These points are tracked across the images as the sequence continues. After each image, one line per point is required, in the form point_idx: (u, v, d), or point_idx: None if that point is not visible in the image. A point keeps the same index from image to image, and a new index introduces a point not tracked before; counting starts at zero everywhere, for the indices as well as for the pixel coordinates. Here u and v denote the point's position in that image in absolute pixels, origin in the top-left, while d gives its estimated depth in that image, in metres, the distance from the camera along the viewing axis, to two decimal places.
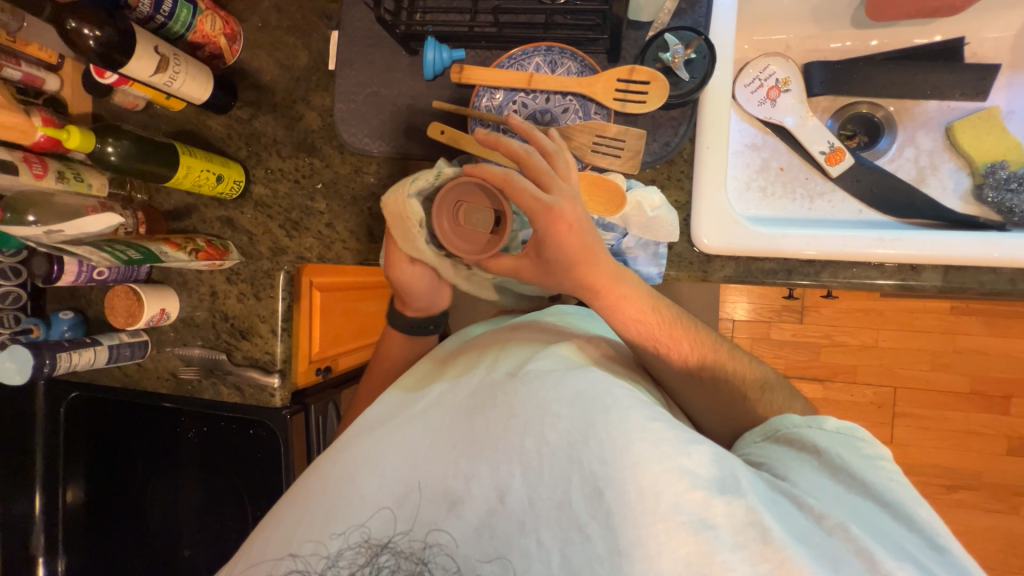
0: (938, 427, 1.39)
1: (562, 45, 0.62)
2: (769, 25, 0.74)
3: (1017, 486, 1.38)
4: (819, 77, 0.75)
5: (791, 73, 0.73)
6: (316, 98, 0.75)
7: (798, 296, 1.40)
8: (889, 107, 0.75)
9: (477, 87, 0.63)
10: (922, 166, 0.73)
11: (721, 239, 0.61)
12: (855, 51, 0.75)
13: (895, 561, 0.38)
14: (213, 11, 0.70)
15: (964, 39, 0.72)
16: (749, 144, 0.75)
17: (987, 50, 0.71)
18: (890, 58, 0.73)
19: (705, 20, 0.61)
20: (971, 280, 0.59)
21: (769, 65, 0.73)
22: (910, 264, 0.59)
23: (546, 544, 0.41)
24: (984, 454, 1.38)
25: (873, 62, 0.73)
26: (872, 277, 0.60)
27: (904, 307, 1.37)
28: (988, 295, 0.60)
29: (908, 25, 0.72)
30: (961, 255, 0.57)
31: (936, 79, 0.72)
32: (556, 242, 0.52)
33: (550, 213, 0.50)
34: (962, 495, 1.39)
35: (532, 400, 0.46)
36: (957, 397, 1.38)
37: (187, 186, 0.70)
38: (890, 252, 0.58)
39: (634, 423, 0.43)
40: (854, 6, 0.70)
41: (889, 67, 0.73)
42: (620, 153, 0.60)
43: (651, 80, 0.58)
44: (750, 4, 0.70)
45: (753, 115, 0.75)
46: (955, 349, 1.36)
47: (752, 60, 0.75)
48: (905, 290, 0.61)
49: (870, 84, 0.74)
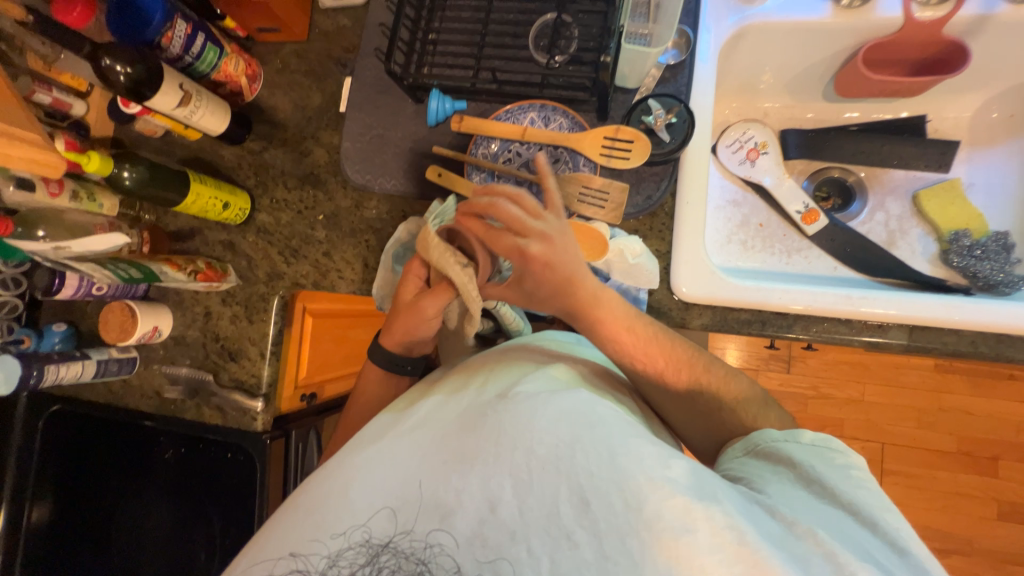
0: (926, 486, 1.37)
1: (554, 103, 0.67)
2: (750, 94, 0.80)
3: (1009, 553, 1.34)
4: (795, 143, 0.80)
5: (768, 137, 0.78)
6: (325, 136, 0.80)
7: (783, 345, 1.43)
8: (860, 173, 0.80)
9: (474, 137, 0.68)
10: (892, 229, 0.77)
11: (699, 288, 0.64)
12: (831, 122, 0.81)
13: (860, 561, 0.38)
14: (239, 54, 0.76)
15: (926, 117, 0.78)
16: (730, 200, 0.80)
17: (948, 127, 0.77)
18: (860, 130, 0.79)
19: (686, 89, 0.66)
20: (935, 340, 0.61)
21: (749, 129, 0.78)
22: (878, 322, 0.62)
23: (538, 555, 0.39)
24: (973, 517, 1.36)
25: (845, 132, 0.79)
26: (842, 333, 0.63)
27: (889, 362, 1.39)
28: (955, 356, 0.62)
29: (877, 102, 0.78)
30: (925, 317, 0.59)
31: (902, 149, 0.77)
32: (535, 275, 0.55)
33: (523, 255, 0.53)
34: (954, 561, 1.36)
35: (525, 414, 0.46)
36: (945, 457, 1.37)
37: (194, 211, 0.73)
38: (858, 311, 0.61)
39: (616, 435, 0.44)
40: (824, 81, 0.76)
41: (859, 138, 0.78)
42: (604, 205, 0.63)
43: (634, 139, 0.62)
44: (733, 76, 0.77)
45: (735, 174, 0.80)
46: (940, 408, 1.37)
47: (733, 124, 0.80)
48: (874, 347, 0.63)
49: (842, 152, 0.79)
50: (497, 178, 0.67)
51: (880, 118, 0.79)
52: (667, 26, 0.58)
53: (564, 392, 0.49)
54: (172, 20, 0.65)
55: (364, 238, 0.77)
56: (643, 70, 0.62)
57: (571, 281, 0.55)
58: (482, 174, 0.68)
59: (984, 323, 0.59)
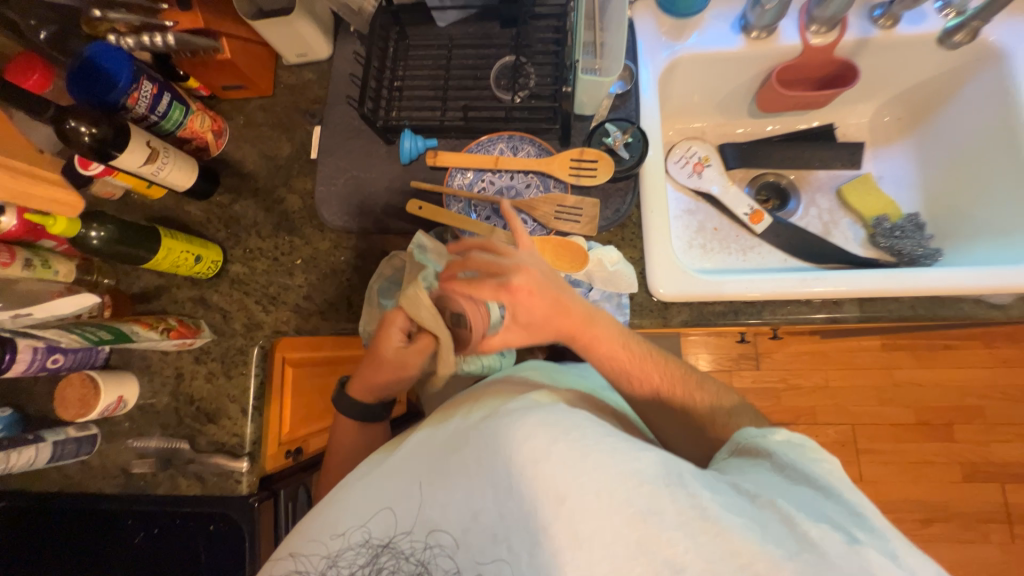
0: (897, 459, 1.46)
1: (520, 133, 0.73)
2: (687, 116, 0.90)
3: (981, 512, 1.44)
4: (732, 154, 0.91)
5: (709, 152, 0.87)
6: (297, 183, 0.81)
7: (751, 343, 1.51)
8: (790, 176, 0.91)
9: (449, 170, 0.72)
10: (825, 221, 0.87)
11: (675, 287, 0.69)
12: (758, 134, 0.92)
13: (816, 525, 0.41)
14: (205, 111, 0.77)
15: (834, 124, 0.91)
16: (685, 209, 0.88)
17: (853, 131, 0.90)
18: (784, 139, 0.91)
19: (635, 113, 0.74)
20: (881, 308, 0.69)
21: (691, 146, 0.88)
22: (832, 299, 0.69)
23: (519, 554, 0.42)
24: (943, 482, 1.45)
25: (771, 142, 0.90)
26: (804, 312, 0.69)
27: (843, 347, 1.50)
28: (902, 321, 0.69)
29: (792, 115, 0.90)
30: (869, 288, 0.67)
31: (820, 152, 0.89)
32: (521, 307, 0.57)
33: (502, 289, 0.56)
34: (936, 528, 1.43)
35: (504, 426, 0.47)
36: (908, 429, 1.47)
37: (164, 267, 0.71)
38: (814, 290, 0.68)
39: (589, 437, 0.45)
40: (747, 101, 0.87)
41: (785, 146, 0.90)
42: (579, 219, 0.68)
43: (598, 159, 0.69)
44: (672, 102, 0.86)
45: (686, 186, 0.88)
46: (895, 383, 1.48)
47: (677, 143, 0.89)
48: (834, 321, 0.70)
49: (774, 158, 0.90)
50: (475, 207, 0.71)
51: (797, 128, 0.91)
52: (613, 60, 0.65)
53: (542, 407, 0.49)
54: (137, 82, 0.66)
55: (346, 278, 0.77)
56: (598, 99, 0.69)
57: (558, 306, 0.58)
58: (461, 203, 0.72)
59: (916, 288, 0.67)
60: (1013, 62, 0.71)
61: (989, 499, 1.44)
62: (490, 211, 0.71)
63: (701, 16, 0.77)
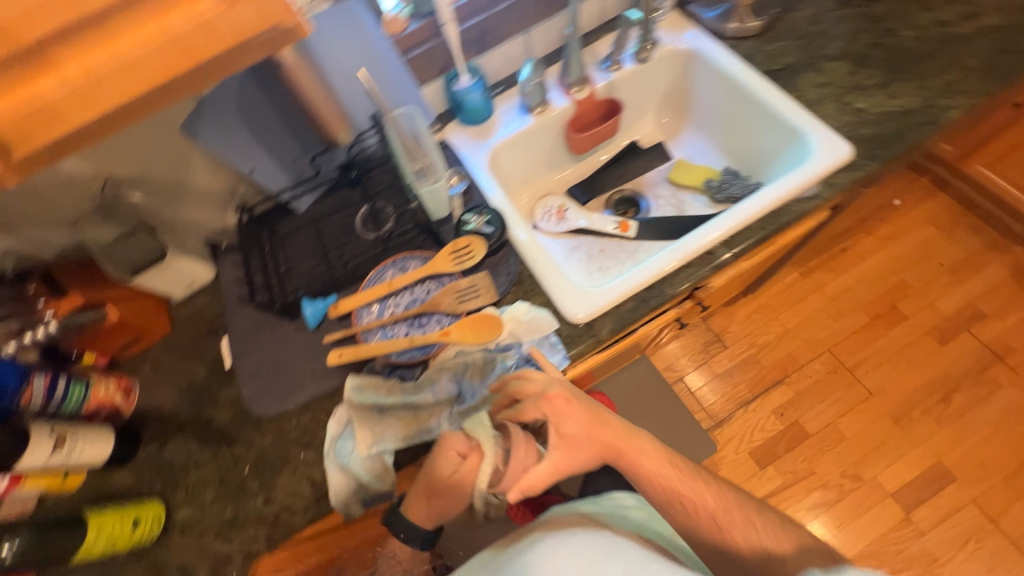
0: (882, 358, 1.54)
1: (402, 253, 0.82)
2: (530, 183, 1.07)
3: (978, 364, 1.50)
4: (579, 192, 1.08)
5: (562, 199, 1.05)
6: (221, 396, 0.81)
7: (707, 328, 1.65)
8: (631, 186, 1.09)
9: (354, 311, 0.77)
10: (675, 204, 1.04)
11: (584, 307, 0.76)
12: (589, 169, 1.10)
13: None
14: (107, 377, 0.77)
15: (635, 138, 1.12)
16: (570, 248, 1.01)
17: (651, 135, 1.12)
18: (609, 165, 1.10)
19: (483, 198, 0.88)
20: (746, 239, 0.78)
21: (546, 201, 1.05)
22: (707, 252, 0.78)
23: None
24: (929, 356, 1.53)
25: (601, 171, 1.09)
26: (694, 272, 0.78)
27: (774, 292, 1.67)
28: (765, 241, 0.79)
29: (604, 147, 1.11)
30: (722, 231, 0.78)
31: (638, 162, 1.10)
32: (562, 416, 0.61)
33: (547, 398, 0.61)
34: (958, 400, 1.47)
35: (546, 552, 0.49)
36: (869, 328, 1.59)
37: (99, 552, 0.65)
38: (687, 252, 0.78)
39: (629, 563, 0.47)
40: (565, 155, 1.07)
41: (612, 170, 1.10)
42: (478, 294, 0.75)
43: (471, 242, 0.79)
44: (511, 178, 1.03)
45: (560, 231, 1.02)
46: (831, 297, 1.64)
47: (535, 204, 1.06)
48: (720, 268, 0.79)
49: (610, 181, 1.09)
50: (390, 329, 0.76)
51: (613, 153, 1.11)
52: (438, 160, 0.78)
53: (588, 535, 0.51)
54: (29, 379, 0.66)
55: (300, 460, 0.75)
56: (444, 198, 0.80)
57: (602, 439, 0.62)
58: (376, 333, 0.76)
59: (754, 213, 0.78)
60: (704, 48, 0.97)
61: (974, 349, 1.52)
62: (405, 325, 0.76)
63: (494, 115, 0.96)
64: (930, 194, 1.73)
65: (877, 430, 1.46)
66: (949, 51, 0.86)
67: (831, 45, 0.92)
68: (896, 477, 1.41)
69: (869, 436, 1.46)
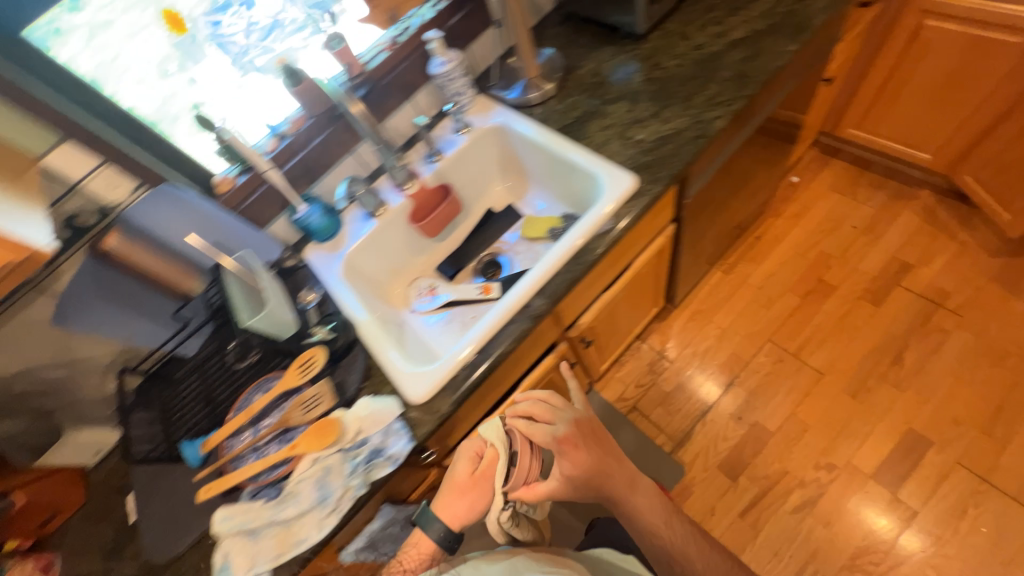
0: (824, 334, 1.52)
1: (260, 376, 0.89)
2: (400, 274, 1.15)
3: (919, 316, 1.46)
4: (448, 268, 1.16)
5: (431, 279, 1.14)
6: (124, 554, 0.85)
7: (647, 348, 1.66)
8: (494, 250, 1.18)
9: (223, 442, 0.85)
10: (533, 256, 1.11)
11: (421, 386, 0.82)
12: (454, 246, 1.19)
13: None
14: (22, 560, 0.83)
15: (490, 207, 1.22)
16: (445, 323, 1.07)
17: (502, 200, 1.22)
18: (471, 236, 1.19)
19: (333, 306, 0.96)
20: (557, 285, 0.85)
21: (418, 284, 1.14)
22: (525, 306, 0.85)
23: None
24: (869, 321, 1.50)
25: (464, 244, 1.19)
26: (517, 327, 0.84)
27: (704, 294, 1.69)
28: (577, 282, 0.85)
29: (462, 224, 1.21)
30: (531, 284, 0.85)
31: (495, 228, 1.19)
32: (572, 454, 0.77)
33: (561, 435, 0.76)
34: (911, 358, 1.42)
35: None
36: (803, 308, 1.58)
37: None
38: (505, 311, 0.84)
39: None
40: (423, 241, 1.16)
41: (474, 240, 1.19)
42: (320, 399, 0.84)
43: (313, 353, 0.87)
44: (378, 276, 1.11)
45: (433, 308, 1.10)
46: (758, 286, 1.65)
47: (408, 290, 1.14)
48: (542, 317, 0.84)
49: (473, 248, 1.18)
50: (258, 449, 0.83)
51: (473, 225, 1.21)
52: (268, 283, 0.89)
53: None
54: None
55: None
56: (283, 310, 0.90)
57: (611, 478, 0.79)
58: (246, 457, 0.83)
59: (556, 261, 0.85)
60: (519, 127, 1.07)
61: (911, 302, 1.49)
62: (270, 442, 0.83)
63: (343, 229, 1.07)
64: (823, 163, 1.78)
65: (838, 411, 1.41)
66: (706, 69, 0.96)
67: (609, 90, 1.03)
68: (871, 457, 1.34)
69: (831, 419, 1.40)
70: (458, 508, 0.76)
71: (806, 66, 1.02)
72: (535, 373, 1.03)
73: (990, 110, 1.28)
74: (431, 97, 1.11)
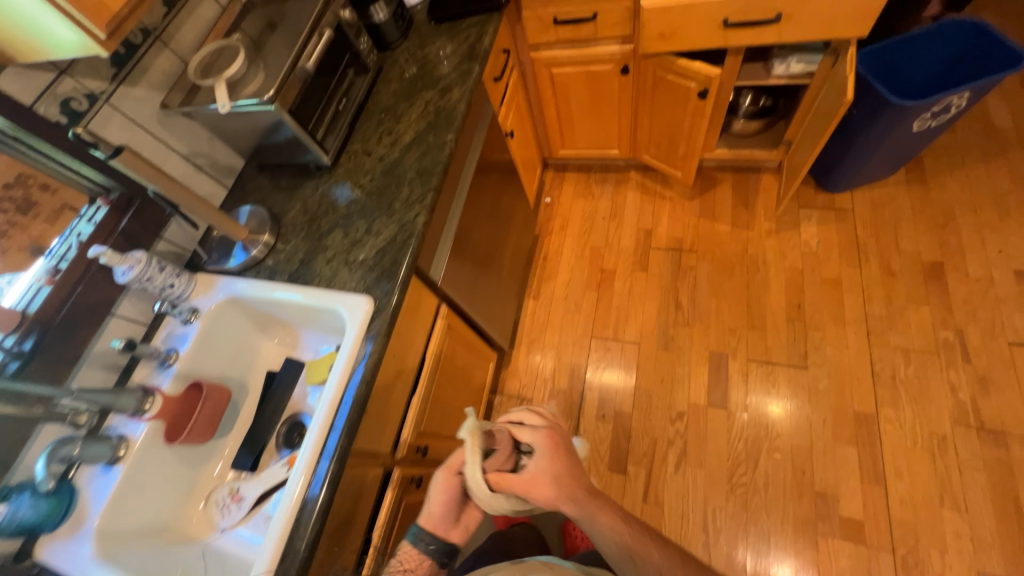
0: (625, 311, 1.78)
1: None
2: (188, 499, 0.98)
3: (674, 264, 1.82)
4: (244, 458, 1.03)
5: (230, 482, 1.01)
6: None
7: (508, 396, 1.73)
8: (290, 410, 1.09)
9: None
10: None
11: None
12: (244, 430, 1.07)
13: None
14: None
15: (270, 370, 1.13)
16: (260, 522, 0.95)
17: (277, 357, 1.14)
18: (259, 410, 1.08)
19: None
20: (337, 443, 0.82)
21: (215, 495, 1.00)
22: (312, 480, 0.81)
23: None
24: (648, 285, 1.80)
25: (254, 421, 1.07)
26: (313, 508, 0.78)
27: (529, 325, 1.85)
28: (356, 427, 0.84)
29: (244, 402, 1.09)
30: (307, 458, 0.81)
31: (282, 387, 1.10)
32: (548, 458, 0.81)
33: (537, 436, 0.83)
34: (685, 298, 1.74)
35: None
36: (602, 298, 1.83)
37: None
38: (293, 500, 0.79)
39: None
40: (202, 449, 1.01)
41: (264, 412, 1.07)
42: None
43: None
44: (157, 519, 0.93)
45: (241, 514, 0.97)
46: (564, 297, 1.88)
47: (205, 507, 0.99)
48: (336, 481, 0.81)
49: (266, 420, 1.07)
50: None
51: (259, 398, 1.10)
52: None
53: None
54: None
55: None
56: None
57: (577, 483, 0.81)
58: None
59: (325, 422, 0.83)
60: (280, 297, 1.00)
61: (665, 256, 1.85)
62: None
63: (81, 499, 0.87)
64: (561, 179, 2.14)
65: (664, 366, 1.64)
66: (394, 175, 1.07)
67: (324, 224, 1.06)
68: (701, 389, 1.58)
69: (664, 375, 1.63)
70: (437, 510, 0.86)
71: (477, 139, 1.20)
72: (382, 518, 0.98)
73: (626, 115, 1.68)
74: (140, 300, 1.00)
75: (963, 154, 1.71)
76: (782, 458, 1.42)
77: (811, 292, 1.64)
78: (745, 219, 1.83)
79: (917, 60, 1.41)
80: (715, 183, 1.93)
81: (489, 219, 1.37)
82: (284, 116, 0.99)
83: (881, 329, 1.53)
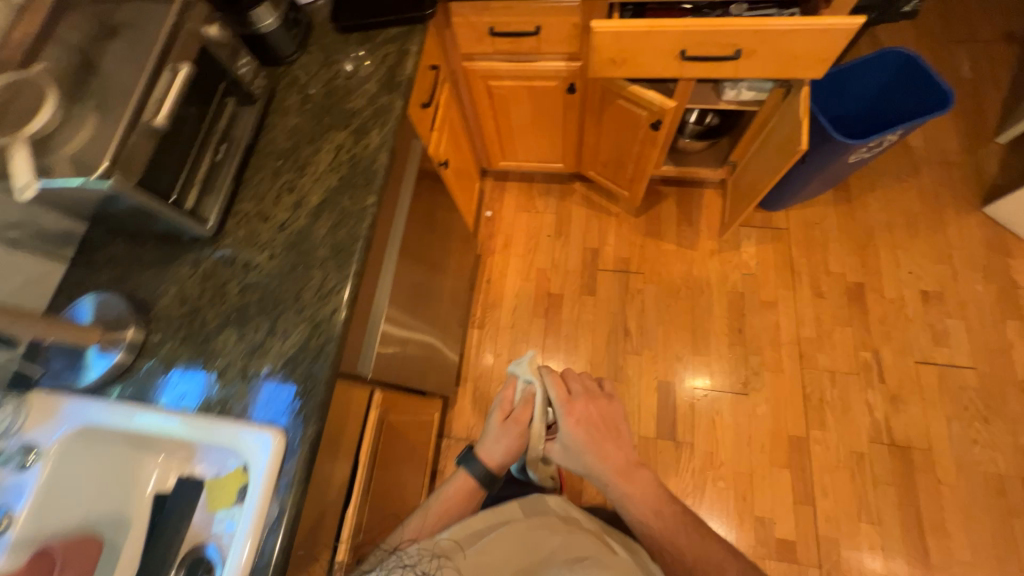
0: (574, 340, 1.71)
1: None
2: None
3: (622, 287, 1.77)
4: None
5: None
6: None
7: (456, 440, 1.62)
8: (186, 545, 0.85)
9: None
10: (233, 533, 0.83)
11: None
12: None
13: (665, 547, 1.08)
14: None
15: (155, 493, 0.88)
16: None
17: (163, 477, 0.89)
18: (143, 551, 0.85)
19: None
20: None
21: None
22: None
23: None
24: (596, 311, 1.74)
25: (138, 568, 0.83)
26: None
27: (475, 359, 1.73)
28: None
29: (121, 542, 0.84)
30: None
31: (172, 518, 0.86)
32: (592, 416, 1.01)
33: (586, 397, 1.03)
34: (633, 324, 1.71)
35: None
36: (551, 326, 1.74)
37: None
38: None
39: None
40: None
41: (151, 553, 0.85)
42: None
43: None
44: None
45: None
46: (511, 326, 1.76)
47: None
48: None
49: (157, 561, 0.84)
50: None
51: (143, 532, 0.86)
52: None
53: None
54: None
55: None
56: None
57: (608, 449, 0.99)
58: None
59: None
60: (151, 428, 0.76)
61: (613, 279, 1.78)
62: None
63: None
64: (502, 190, 1.96)
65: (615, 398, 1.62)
66: (301, 254, 0.85)
67: (210, 317, 0.83)
68: (650, 420, 1.58)
69: None
70: (499, 453, 0.99)
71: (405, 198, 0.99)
72: None
73: (570, 130, 1.54)
74: None
75: (882, 174, 1.79)
76: (727, 487, 1.48)
77: (751, 316, 1.67)
78: (690, 238, 1.80)
79: (851, 92, 1.42)
80: (660, 199, 1.87)
81: (424, 274, 1.18)
82: (130, 193, 0.71)
83: (810, 352, 1.61)
